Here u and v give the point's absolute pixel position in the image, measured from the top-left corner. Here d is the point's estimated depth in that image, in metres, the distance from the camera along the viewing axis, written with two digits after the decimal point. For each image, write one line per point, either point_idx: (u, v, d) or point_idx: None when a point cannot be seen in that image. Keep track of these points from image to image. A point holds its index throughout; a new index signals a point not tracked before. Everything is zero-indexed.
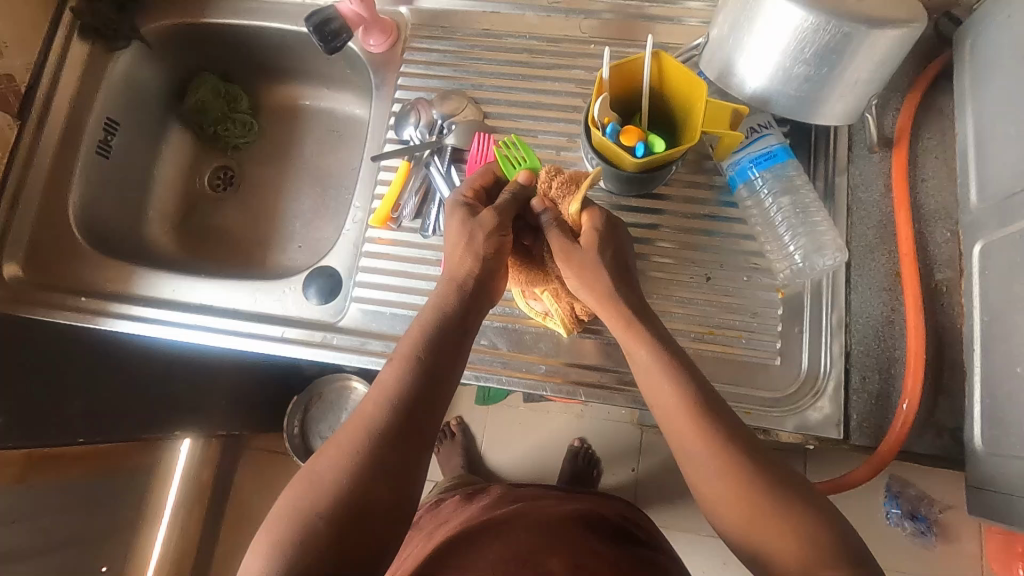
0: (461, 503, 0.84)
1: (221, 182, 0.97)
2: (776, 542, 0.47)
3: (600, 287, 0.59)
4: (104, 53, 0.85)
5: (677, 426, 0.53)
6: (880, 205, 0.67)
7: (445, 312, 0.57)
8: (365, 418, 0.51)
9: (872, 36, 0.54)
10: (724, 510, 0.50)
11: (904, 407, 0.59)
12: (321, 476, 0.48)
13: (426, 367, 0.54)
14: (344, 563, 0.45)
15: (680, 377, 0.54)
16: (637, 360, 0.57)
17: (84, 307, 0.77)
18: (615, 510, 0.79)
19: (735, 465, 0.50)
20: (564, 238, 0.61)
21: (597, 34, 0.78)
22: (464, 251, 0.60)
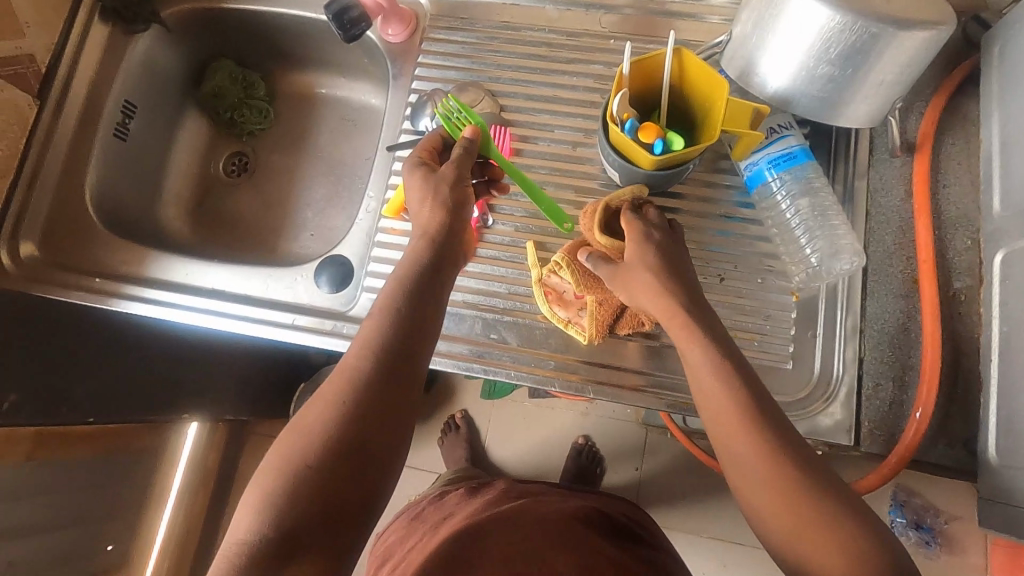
0: (464, 496, 0.84)
1: (236, 168, 0.97)
2: (817, 545, 0.45)
3: (653, 289, 0.57)
4: (124, 36, 0.85)
5: (727, 424, 0.51)
6: (900, 210, 0.66)
7: (423, 265, 0.57)
8: (346, 369, 0.51)
9: (900, 37, 0.53)
10: (765, 510, 0.48)
11: (918, 416, 0.59)
12: (309, 432, 0.48)
13: (406, 319, 0.53)
14: (334, 516, 0.45)
15: (730, 377, 0.52)
16: (688, 357, 0.55)
17: (98, 289, 0.78)
18: (615, 507, 0.79)
19: (780, 463, 0.48)
20: (609, 263, 0.61)
21: (617, 29, 0.78)
22: (429, 204, 0.60)
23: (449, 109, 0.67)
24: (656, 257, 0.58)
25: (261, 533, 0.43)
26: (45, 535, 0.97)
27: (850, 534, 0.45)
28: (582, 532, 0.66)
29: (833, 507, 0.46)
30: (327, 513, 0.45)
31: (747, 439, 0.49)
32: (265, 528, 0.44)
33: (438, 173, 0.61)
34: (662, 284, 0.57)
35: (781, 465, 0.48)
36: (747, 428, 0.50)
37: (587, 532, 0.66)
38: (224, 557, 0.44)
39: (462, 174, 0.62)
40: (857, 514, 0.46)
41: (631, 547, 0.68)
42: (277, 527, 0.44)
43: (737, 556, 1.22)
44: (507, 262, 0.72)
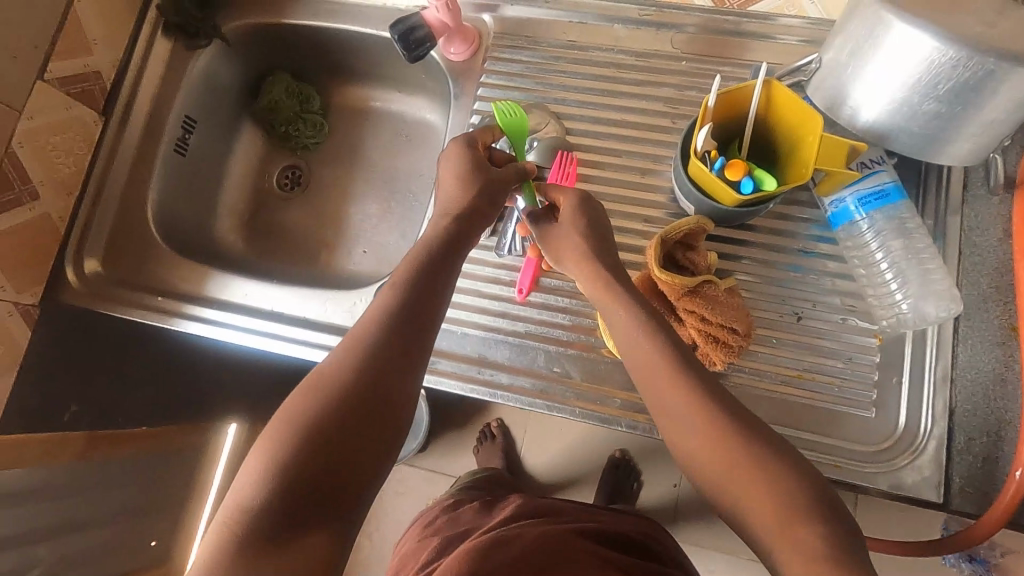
0: (480, 510, 0.81)
1: (289, 182, 0.97)
2: (759, 503, 0.47)
3: (580, 255, 0.61)
4: (186, 51, 0.85)
5: (657, 386, 0.53)
6: (998, 251, 0.62)
7: (434, 249, 0.57)
8: (352, 349, 0.51)
9: (1021, 74, 0.49)
10: (705, 467, 0.50)
11: (1017, 476, 0.54)
12: (307, 405, 0.48)
13: (413, 299, 0.54)
14: (324, 489, 0.45)
15: (659, 335, 0.55)
16: (617, 321, 0.58)
17: (158, 306, 0.78)
18: (633, 524, 0.75)
19: (712, 419, 0.50)
20: (542, 221, 0.64)
21: (689, 50, 0.75)
22: (456, 192, 0.60)
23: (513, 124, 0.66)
24: (579, 223, 0.62)
25: (259, 504, 0.44)
26: None
27: (788, 485, 0.47)
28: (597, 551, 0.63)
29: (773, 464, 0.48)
30: (322, 491, 0.45)
31: (681, 396, 0.52)
32: (262, 500, 0.44)
33: (472, 160, 0.61)
34: (591, 253, 0.60)
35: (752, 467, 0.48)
36: (674, 386, 0.53)
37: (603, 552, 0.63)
38: (220, 520, 0.45)
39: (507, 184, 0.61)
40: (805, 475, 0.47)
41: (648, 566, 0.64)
42: (274, 502, 0.44)
43: None
44: (570, 292, 0.70)
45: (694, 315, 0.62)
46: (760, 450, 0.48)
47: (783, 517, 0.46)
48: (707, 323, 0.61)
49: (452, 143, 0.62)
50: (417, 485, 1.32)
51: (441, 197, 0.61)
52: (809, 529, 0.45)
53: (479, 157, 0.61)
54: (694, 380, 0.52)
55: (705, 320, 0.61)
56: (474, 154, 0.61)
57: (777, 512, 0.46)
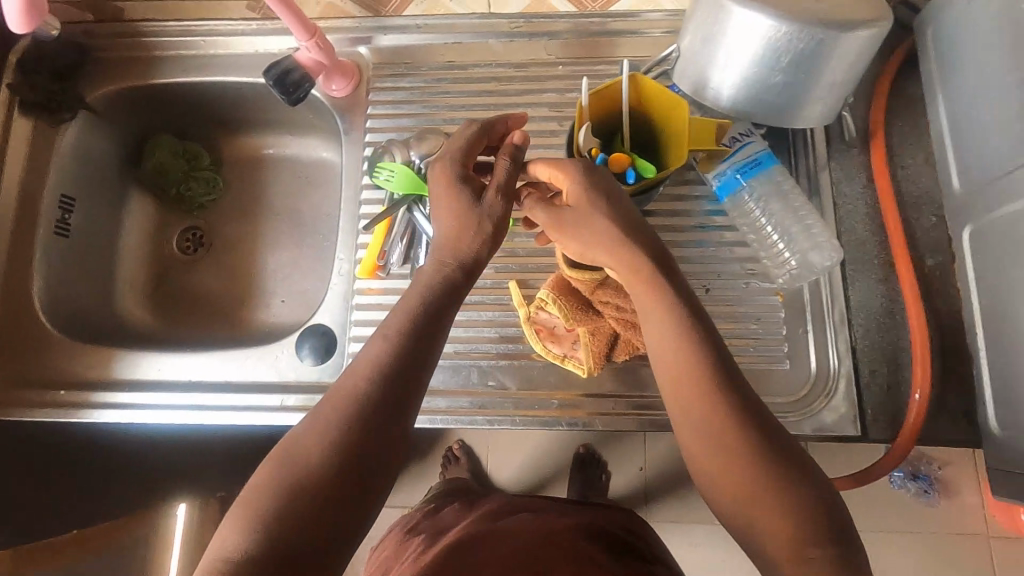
0: (460, 513, 0.82)
1: (192, 244, 0.93)
2: (779, 525, 0.43)
3: (603, 250, 0.52)
4: (51, 128, 0.80)
5: (682, 394, 0.48)
6: (865, 197, 0.68)
7: (446, 276, 0.52)
8: (348, 394, 0.46)
9: (846, 38, 0.54)
10: (724, 490, 0.46)
11: (917, 397, 0.60)
12: (302, 455, 0.43)
13: (416, 335, 0.48)
14: (321, 549, 0.41)
15: (696, 345, 0.48)
16: (651, 328, 0.50)
17: (64, 401, 0.73)
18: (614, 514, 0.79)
19: (746, 445, 0.45)
20: (548, 210, 0.54)
21: (563, 55, 0.77)
22: (449, 196, 0.54)
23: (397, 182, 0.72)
24: (600, 202, 0.52)
25: (244, 554, 0.39)
26: None
27: (800, 498, 0.44)
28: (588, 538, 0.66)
29: (791, 490, 0.44)
30: (315, 546, 0.41)
31: (704, 406, 0.47)
32: (251, 553, 0.39)
33: (463, 185, 0.54)
34: (617, 247, 0.51)
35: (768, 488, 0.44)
36: (704, 395, 0.47)
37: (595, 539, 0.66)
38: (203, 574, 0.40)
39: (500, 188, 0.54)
40: (821, 495, 0.44)
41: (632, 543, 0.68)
42: (263, 556, 0.39)
43: None
44: (492, 305, 0.71)
45: (610, 306, 0.64)
46: (786, 477, 0.44)
47: (795, 539, 0.43)
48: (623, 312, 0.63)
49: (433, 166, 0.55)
50: (386, 524, 1.29)
51: (436, 229, 0.54)
52: (819, 549, 0.42)
53: (467, 175, 0.54)
54: (728, 393, 0.47)
55: (623, 309, 0.63)
56: (462, 175, 0.54)
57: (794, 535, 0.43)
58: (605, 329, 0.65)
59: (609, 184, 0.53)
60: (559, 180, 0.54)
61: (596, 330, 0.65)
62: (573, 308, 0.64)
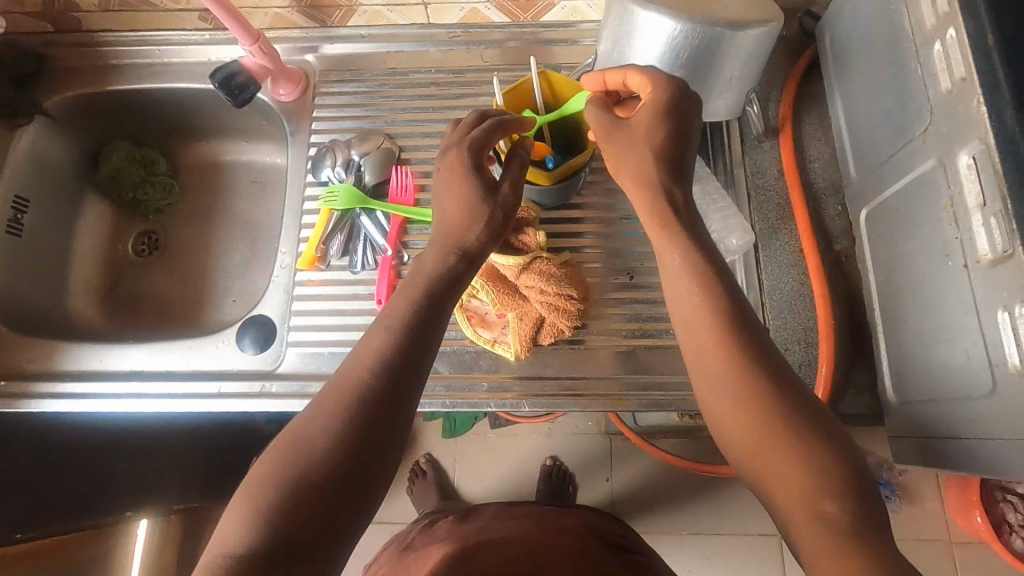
0: (455, 521, 0.81)
1: (146, 248, 0.95)
2: (785, 480, 0.41)
3: (641, 171, 0.51)
4: (6, 132, 0.83)
5: (697, 345, 0.47)
6: (777, 189, 0.73)
7: (444, 270, 0.52)
8: (354, 377, 0.45)
9: (737, 37, 0.59)
10: (737, 451, 0.44)
11: (824, 371, 0.63)
12: (306, 440, 0.42)
13: (418, 324, 0.48)
14: (323, 536, 0.39)
15: (716, 296, 0.47)
16: (673, 267, 0.49)
17: (7, 393, 0.74)
18: (607, 523, 0.79)
19: (770, 400, 0.43)
20: (608, 120, 0.54)
21: (498, 62, 0.82)
22: (463, 191, 0.55)
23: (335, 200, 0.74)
24: (659, 133, 0.51)
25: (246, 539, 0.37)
26: None
27: (836, 477, 0.41)
28: (586, 554, 0.66)
29: (814, 448, 0.41)
30: (314, 528, 0.39)
31: (725, 356, 0.45)
32: (254, 535, 0.38)
33: (476, 173, 0.55)
34: (647, 173, 0.51)
35: (811, 459, 0.41)
36: (723, 345, 0.45)
37: (592, 554, 0.66)
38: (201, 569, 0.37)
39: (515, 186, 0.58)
40: (838, 452, 0.42)
41: (625, 556, 0.69)
42: (266, 536, 0.38)
43: (718, 547, 1.24)
44: None
45: (534, 289, 0.68)
46: (805, 432, 0.42)
47: (813, 495, 0.40)
48: (545, 294, 0.67)
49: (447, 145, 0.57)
50: None
51: (444, 214, 0.56)
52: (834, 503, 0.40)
53: (481, 162, 0.56)
54: (747, 343, 0.45)
55: (544, 289, 0.67)
56: (478, 159, 0.55)
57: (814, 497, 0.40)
58: (534, 309, 0.68)
59: (689, 109, 0.52)
60: (643, 86, 0.54)
61: (522, 311, 0.68)
62: (501, 292, 0.68)
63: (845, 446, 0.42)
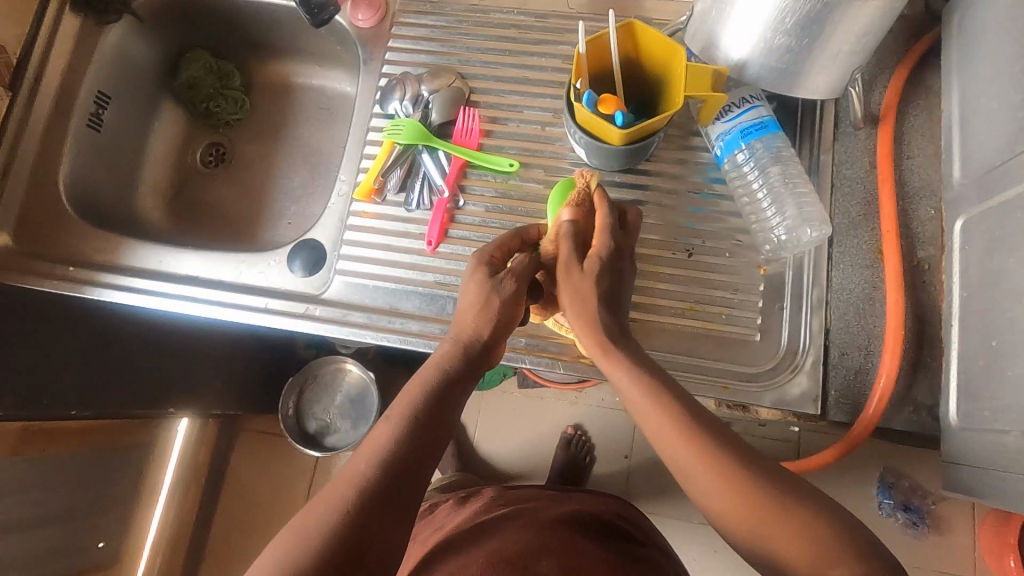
0: (454, 506, 0.81)
1: (213, 159, 0.98)
2: (794, 542, 0.44)
3: (586, 313, 0.54)
4: (95, 26, 0.84)
5: (666, 442, 0.50)
6: (864, 182, 0.67)
7: (449, 369, 0.53)
8: (354, 478, 0.47)
9: (856, 6, 0.53)
10: (732, 519, 0.47)
11: (882, 382, 0.59)
12: (312, 531, 0.44)
13: (422, 427, 0.50)
14: None
15: (659, 390, 0.51)
16: (618, 383, 0.53)
17: (75, 279, 0.78)
18: (607, 507, 0.77)
19: (740, 472, 0.47)
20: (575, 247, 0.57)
21: (585, 10, 0.78)
22: (475, 315, 0.55)
23: (398, 131, 0.73)
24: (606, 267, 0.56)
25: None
26: (34, 531, 0.99)
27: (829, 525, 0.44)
28: (587, 545, 0.65)
29: (799, 504, 0.45)
30: None
31: (698, 448, 0.48)
32: None
33: (499, 281, 0.57)
34: (593, 309, 0.54)
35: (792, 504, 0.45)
36: (690, 441, 0.48)
37: (568, 540, 0.65)
38: None
39: (519, 293, 0.57)
40: (824, 503, 0.45)
41: (631, 551, 0.67)
42: None
43: (728, 542, 1.22)
44: (477, 243, 0.72)
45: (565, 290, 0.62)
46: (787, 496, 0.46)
47: (819, 556, 0.43)
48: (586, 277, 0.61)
49: (468, 261, 0.60)
50: None
51: (458, 316, 0.57)
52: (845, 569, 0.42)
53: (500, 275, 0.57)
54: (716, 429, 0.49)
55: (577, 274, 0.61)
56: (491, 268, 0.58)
57: (815, 550, 0.43)
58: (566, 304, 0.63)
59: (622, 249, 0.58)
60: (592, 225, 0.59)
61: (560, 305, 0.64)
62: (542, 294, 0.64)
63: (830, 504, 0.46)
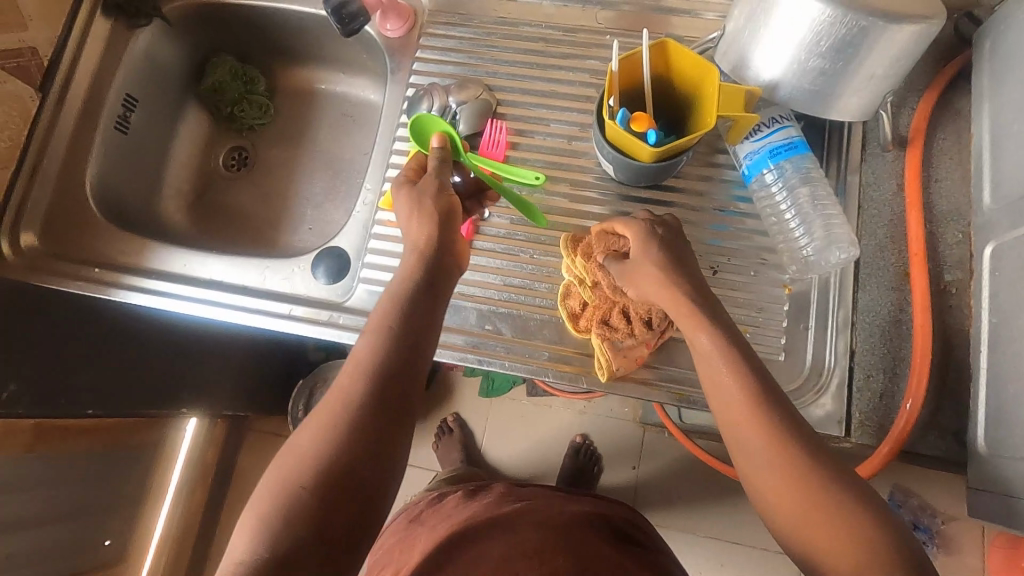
0: (463, 499, 0.81)
1: (236, 163, 0.98)
2: (838, 534, 0.46)
3: (654, 278, 0.58)
4: (126, 30, 0.85)
5: (737, 424, 0.51)
6: (892, 205, 0.67)
7: (418, 284, 0.57)
8: (341, 394, 0.50)
9: (889, 31, 0.54)
10: (781, 509, 0.48)
11: (908, 406, 0.60)
12: (305, 451, 0.48)
13: (398, 337, 0.53)
14: (327, 533, 0.45)
15: (739, 363, 0.52)
16: (699, 353, 0.54)
17: (100, 280, 0.78)
18: (613, 512, 0.76)
19: (796, 458, 0.48)
20: (615, 259, 0.62)
21: (612, 25, 0.78)
22: (420, 221, 0.60)
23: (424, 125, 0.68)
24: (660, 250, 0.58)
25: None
26: (43, 527, 0.99)
27: (872, 529, 0.45)
28: (600, 546, 0.65)
29: (846, 499, 0.47)
30: (329, 519, 0.46)
31: (756, 427, 0.50)
32: (264, 540, 0.44)
33: (416, 187, 0.62)
34: (664, 281, 0.57)
35: (848, 509, 0.46)
36: (753, 419, 0.50)
37: (579, 542, 0.64)
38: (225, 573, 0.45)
39: (445, 186, 0.63)
40: (869, 505, 0.47)
41: (642, 554, 0.67)
42: (277, 540, 0.44)
43: (735, 557, 1.22)
44: (502, 254, 0.72)
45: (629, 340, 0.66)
46: (828, 473, 0.48)
47: (854, 552, 0.45)
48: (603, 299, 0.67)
49: (395, 187, 0.63)
50: None
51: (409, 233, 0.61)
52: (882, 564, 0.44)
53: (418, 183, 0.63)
54: (774, 417, 0.50)
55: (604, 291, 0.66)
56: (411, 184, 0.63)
57: (857, 558, 0.45)
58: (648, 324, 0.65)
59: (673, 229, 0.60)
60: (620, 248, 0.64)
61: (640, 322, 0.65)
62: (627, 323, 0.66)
63: (879, 503, 0.47)
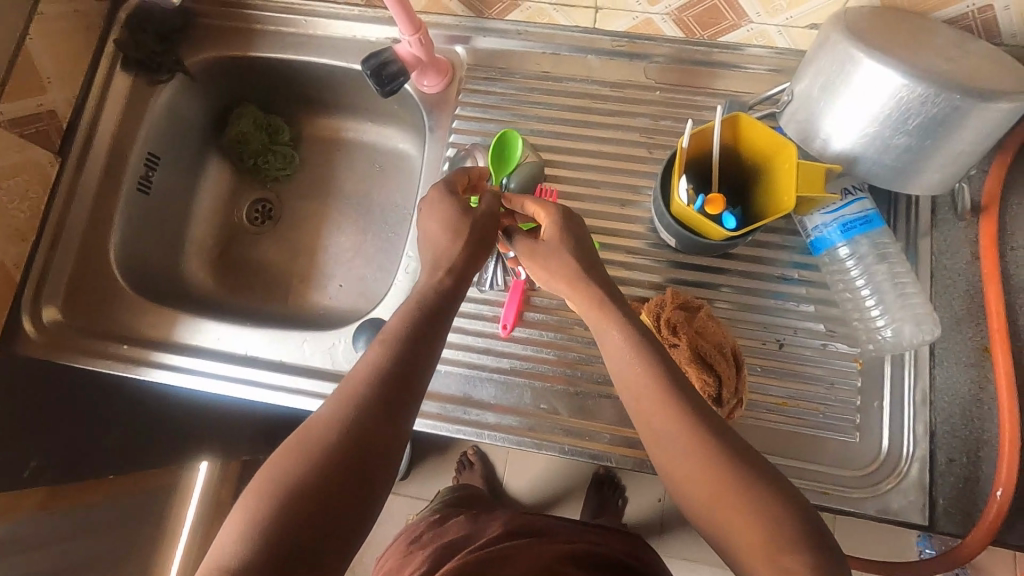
0: (469, 527, 0.74)
1: (259, 216, 0.94)
2: (746, 525, 0.43)
3: (565, 265, 0.57)
4: (146, 86, 0.81)
5: (648, 414, 0.50)
6: (967, 274, 0.64)
7: (438, 289, 0.54)
8: (349, 389, 0.47)
9: (982, 109, 0.51)
10: (696, 499, 0.47)
11: (998, 494, 0.56)
12: (306, 445, 0.44)
13: (410, 336, 0.50)
14: (316, 538, 0.40)
15: (648, 355, 0.51)
16: (610, 352, 0.54)
17: (127, 356, 0.74)
18: (625, 546, 0.67)
19: (709, 446, 0.47)
20: (528, 240, 0.60)
21: (661, 80, 0.75)
22: (446, 228, 0.59)
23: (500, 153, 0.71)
24: (570, 244, 0.58)
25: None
26: None
27: (792, 525, 0.43)
28: None
29: (757, 489, 0.45)
30: (319, 518, 0.41)
31: (670, 416, 0.49)
32: (247, 542, 0.39)
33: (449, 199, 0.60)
34: (574, 270, 0.57)
35: (770, 502, 0.44)
36: (665, 409, 0.49)
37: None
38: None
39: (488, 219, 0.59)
40: (789, 502, 0.44)
41: None
42: (262, 542, 0.39)
43: None
44: (555, 327, 0.69)
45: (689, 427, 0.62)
46: (748, 465, 0.46)
47: (768, 547, 0.42)
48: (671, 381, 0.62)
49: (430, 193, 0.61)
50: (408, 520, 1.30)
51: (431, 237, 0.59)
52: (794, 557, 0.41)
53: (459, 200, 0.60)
54: (689, 407, 0.49)
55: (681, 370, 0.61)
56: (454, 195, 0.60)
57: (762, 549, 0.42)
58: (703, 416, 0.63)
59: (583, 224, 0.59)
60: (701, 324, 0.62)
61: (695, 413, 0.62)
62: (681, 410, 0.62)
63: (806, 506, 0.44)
